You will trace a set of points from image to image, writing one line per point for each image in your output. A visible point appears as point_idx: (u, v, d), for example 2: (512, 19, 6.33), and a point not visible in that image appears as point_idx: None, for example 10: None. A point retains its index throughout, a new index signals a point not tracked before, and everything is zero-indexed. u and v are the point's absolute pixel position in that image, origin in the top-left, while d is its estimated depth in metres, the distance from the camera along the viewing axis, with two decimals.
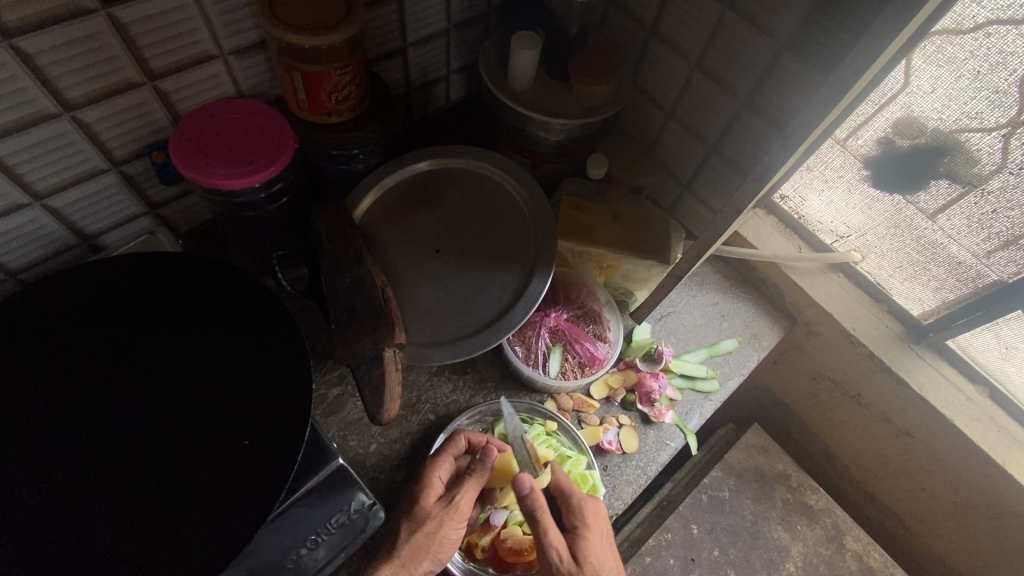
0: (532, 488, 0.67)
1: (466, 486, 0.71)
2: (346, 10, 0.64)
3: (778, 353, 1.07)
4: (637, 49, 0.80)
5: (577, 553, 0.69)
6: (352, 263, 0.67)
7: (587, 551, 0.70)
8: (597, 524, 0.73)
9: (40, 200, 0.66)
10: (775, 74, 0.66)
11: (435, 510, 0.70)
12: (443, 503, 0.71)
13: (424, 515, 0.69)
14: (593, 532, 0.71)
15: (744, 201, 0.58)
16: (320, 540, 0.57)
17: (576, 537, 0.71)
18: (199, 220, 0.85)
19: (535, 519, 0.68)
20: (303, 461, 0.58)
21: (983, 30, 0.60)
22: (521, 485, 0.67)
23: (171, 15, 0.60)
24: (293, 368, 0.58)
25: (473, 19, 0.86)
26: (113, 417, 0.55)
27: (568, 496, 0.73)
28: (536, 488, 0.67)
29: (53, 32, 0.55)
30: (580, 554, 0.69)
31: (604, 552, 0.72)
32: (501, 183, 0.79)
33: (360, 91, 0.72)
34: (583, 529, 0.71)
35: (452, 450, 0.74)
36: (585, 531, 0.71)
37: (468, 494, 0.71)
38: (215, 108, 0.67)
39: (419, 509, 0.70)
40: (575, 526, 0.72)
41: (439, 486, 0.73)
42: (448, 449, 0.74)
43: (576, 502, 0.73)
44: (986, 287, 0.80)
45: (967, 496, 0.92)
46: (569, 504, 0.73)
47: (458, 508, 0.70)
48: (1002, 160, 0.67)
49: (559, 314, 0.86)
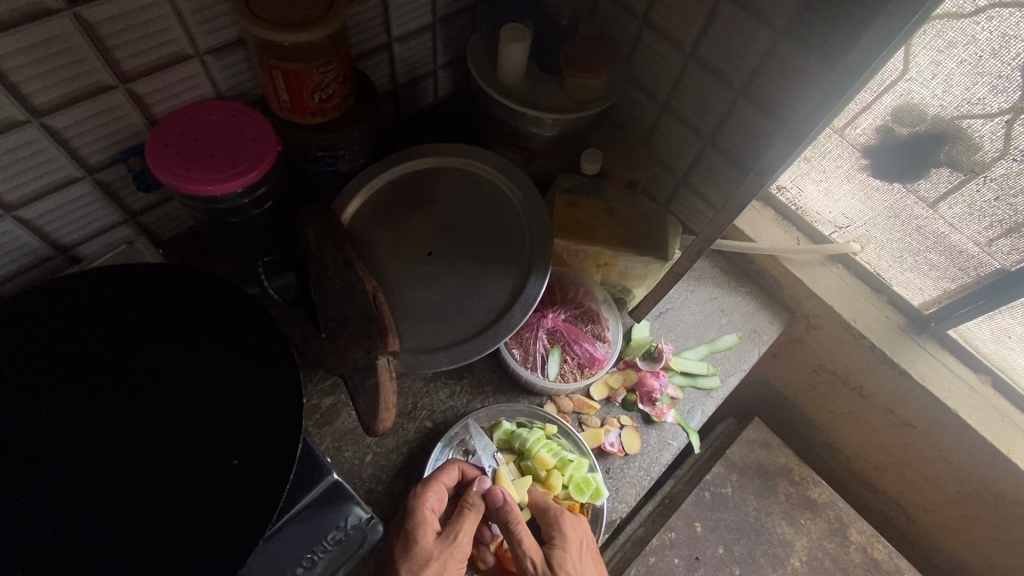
0: (506, 499, 0.69)
1: (464, 521, 0.68)
2: (326, 5, 0.61)
3: (778, 346, 1.06)
4: (629, 40, 0.78)
5: (554, 562, 0.68)
6: (342, 268, 0.64)
7: (563, 560, 0.68)
8: (574, 537, 0.72)
9: (12, 212, 0.63)
10: (773, 63, 0.64)
11: (436, 550, 0.66)
12: (443, 539, 0.67)
13: (425, 556, 0.65)
14: (571, 543, 0.71)
15: (747, 197, 0.56)
16: (316, 559, 0.55)
17: (553, 547, 0.70)
18: (181, 226, 0.82)
19: (510, 531, 0.68)
20: (297, 478, 0.57)
21: (985, 13, 0.59)
22: (492, 499, 0.68)
23: (143, 13, 0.57)
24: (283, 381, 0.55)
25: (459, 12, 0.83)
26: (94, 440, 0.52)
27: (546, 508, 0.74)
28: (509, 498, 0.68)
29: (18, 35, 0.51)
30: (555, 561, 0.68)
31: (584, 564, 0.70)
32: (494, 183, 0.77)
33: (344, 89, 0.69)
34: (560, 539, 0.71)
35: (443, 478, 0.71)
36: (563, 542, 0.71)
37: (469, 532, 0.68)
38: (192, 111, 0.65)
39: (418, 550, 0.66)
40: (553, 536, 0.71)
41: (433, 519, 0.68)
42: (440, 477, 0.71)
43: (553, 512, 0.73)
44: (989, 275, 0.78)
45: (971, 486, 0.92)
46: (546, 516, 0.73)
47: (458, 546, 0.67)
48: (1005, 147, 0.66)
49: (557, 314, 0.84)
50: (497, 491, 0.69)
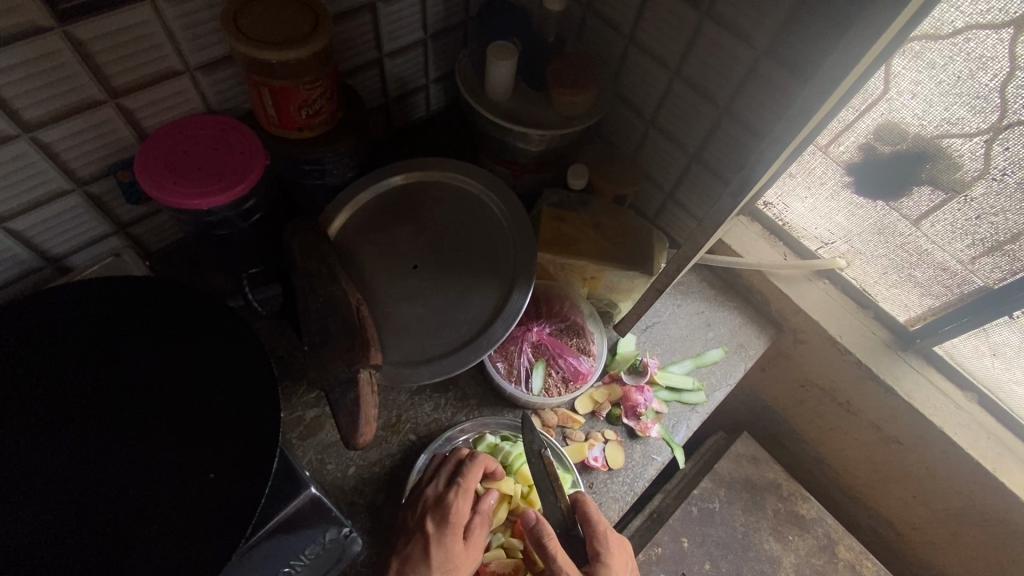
0: (537, 518, 0.69)
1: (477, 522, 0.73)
2: (314, 24, 0.62)
3: (766, 360, 1.06)
4: (616, 57, 0.79)
5: None
6: (326, 280, 0.65)
7: None
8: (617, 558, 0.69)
9: (1, 223, 0.64)
10: (754, 82, 0.65)
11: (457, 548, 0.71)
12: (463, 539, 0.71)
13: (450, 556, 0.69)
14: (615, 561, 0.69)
15: (725, 213, 0.57)
16: (294, 569, 0.58)
17: (597, 565, 0.68)
18: (171, 237, 0.83)
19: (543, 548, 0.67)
20: (272, 491, 0.55)
21: (964, 35, 0.59)
22: (527, 517, 0.69)
23: (133, 30, 0.58)
24: (262, 393, 0.56)
25: (450, 28, 0.85)
26: (71, 452, 0.52)
27: (591, 522, 0.71)
28: (541, 517, 0.69)
29: (8, 51, 0.53)
30: None
31: None
32: (478, 197, 0.78)
33: (332, 105, 0.70)
34: (606, 556, 0.68)
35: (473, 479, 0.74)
36: (607, 558, 0.68)
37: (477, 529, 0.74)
38: (180, 125, 0.66)
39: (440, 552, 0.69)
40: (598, 553, 0.68)
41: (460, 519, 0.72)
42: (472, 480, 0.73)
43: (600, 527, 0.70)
44: (972, 292, 0.79)
45: (958, 503, 0.91)
46: (592, 529, 0.70)
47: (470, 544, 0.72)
48: (985, 166, 0.67)
49: (541, 328, 0.85)
50: (530, 511, 0.70)
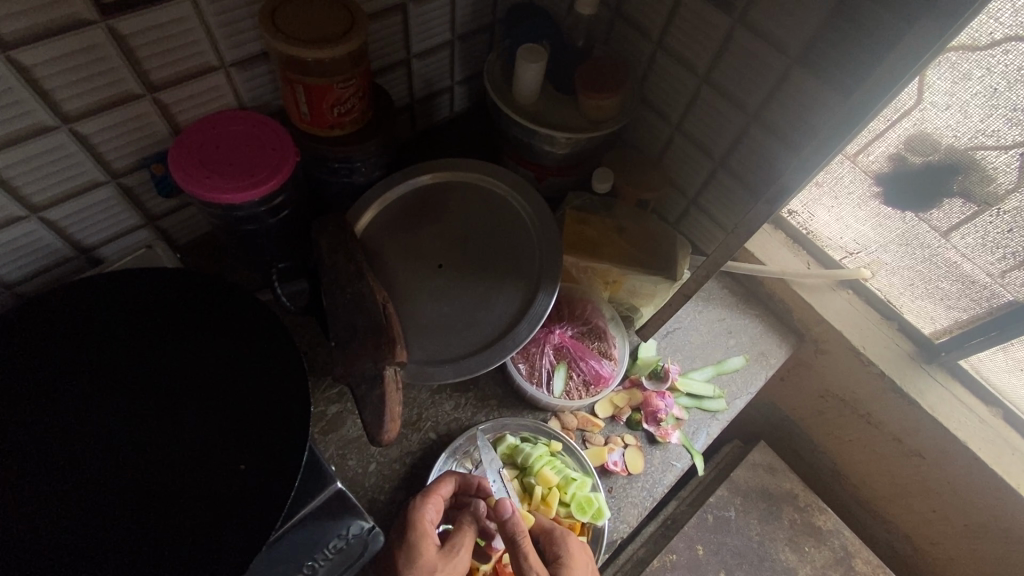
0: (513, 510, 0.64)
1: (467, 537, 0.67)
2: (350, 23, 0.63)
3: (785, 369, 1.06)
4: (644, 62, 0.79)
5: None
6: (354, 278, 0.65)
7: None
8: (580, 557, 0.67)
9: (37, 212, 0.65)
10: (786, 90, 0.65)
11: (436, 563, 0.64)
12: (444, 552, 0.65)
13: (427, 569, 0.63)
14: (577, 563, 0.65)
15: (758, 222, 0.56)
16: (316, 567, 0.55)
17: (557, 567, 0.65)
18: (198, 231, 0.84)
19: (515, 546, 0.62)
20: (300, 486, 0.57)
21: (1001, 46, 0.59)
22: (502, 510, 0.63)
23: (173, 26, 0.59)
24: (291, 386, 0.56)
25: (478, 30, 0.85)
26: (103, 441, 0.53)
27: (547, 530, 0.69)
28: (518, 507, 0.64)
29: (52, 44, 0.53)
30: None
31: None
32: (504, 198, 0.78)
33: (363, 104, 0.71)
34: (566, 559, 0.65)
35: (442, 490, 0.69)
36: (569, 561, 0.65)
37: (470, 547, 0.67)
38: (214, 120, 0.66)
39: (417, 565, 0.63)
40: (558, 555, 0.66)
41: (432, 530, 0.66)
42: (438, 488, 0.69)
43: (558, 534, 0.69)
44: (1001, 307, 0.78)
45: (980, 519, 0.90)
46: (549, 537, 0.69)
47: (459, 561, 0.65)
48: (1019, 179, 0.66)
49: (564, 331, 0.85)
50: (505, 501, 0.64)
